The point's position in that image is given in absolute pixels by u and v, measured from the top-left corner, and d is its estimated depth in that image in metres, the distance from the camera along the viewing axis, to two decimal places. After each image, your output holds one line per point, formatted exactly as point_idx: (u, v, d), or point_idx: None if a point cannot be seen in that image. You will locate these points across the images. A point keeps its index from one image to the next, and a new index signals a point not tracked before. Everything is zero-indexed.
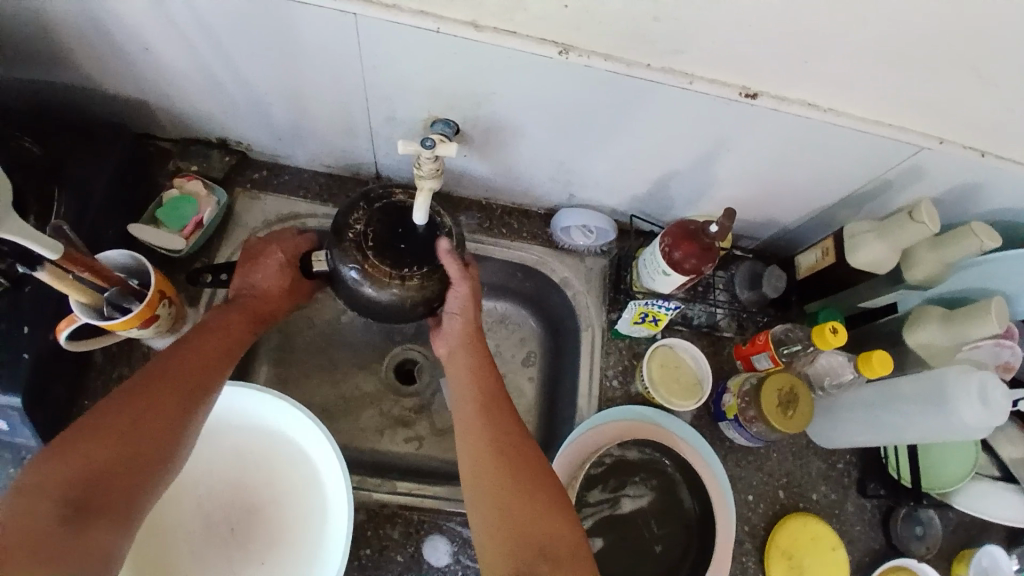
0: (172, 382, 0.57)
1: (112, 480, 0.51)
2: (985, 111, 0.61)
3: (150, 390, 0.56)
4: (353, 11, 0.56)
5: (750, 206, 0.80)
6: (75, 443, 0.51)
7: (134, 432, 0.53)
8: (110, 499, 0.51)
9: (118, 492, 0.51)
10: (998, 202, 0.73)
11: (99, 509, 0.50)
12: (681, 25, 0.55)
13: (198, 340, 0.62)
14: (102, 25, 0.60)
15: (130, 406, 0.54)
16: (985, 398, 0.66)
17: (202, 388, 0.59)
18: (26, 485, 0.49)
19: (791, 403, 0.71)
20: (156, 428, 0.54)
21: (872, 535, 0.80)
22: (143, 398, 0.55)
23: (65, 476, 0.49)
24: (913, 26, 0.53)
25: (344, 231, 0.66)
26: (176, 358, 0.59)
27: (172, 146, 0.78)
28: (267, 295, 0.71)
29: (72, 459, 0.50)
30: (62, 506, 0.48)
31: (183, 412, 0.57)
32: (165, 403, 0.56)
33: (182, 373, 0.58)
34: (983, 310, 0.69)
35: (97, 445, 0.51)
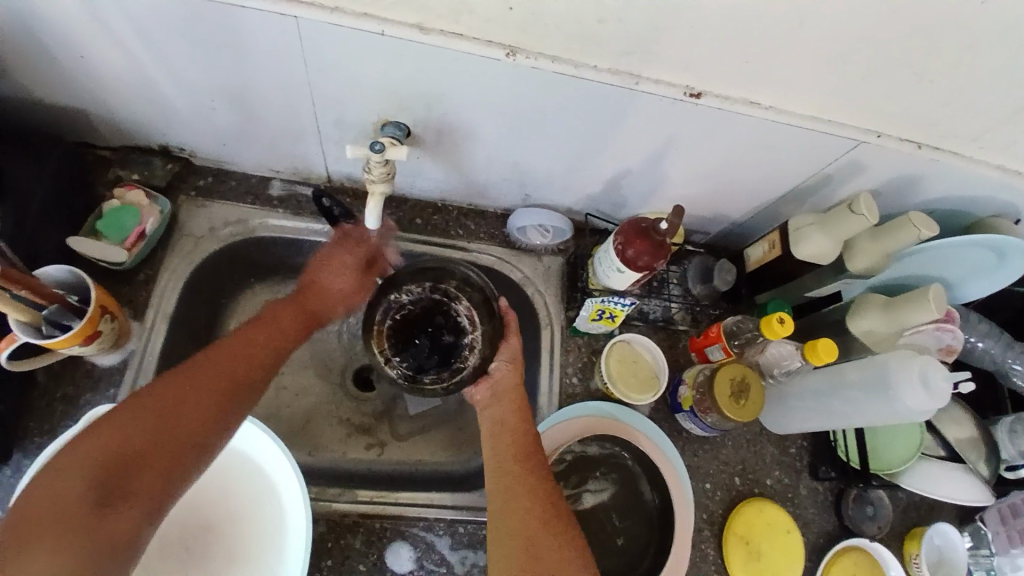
0: (221, 371, 0.60)
1: (147, 462, 0.54)
2: (916, 105, 0.63)
3: (194, 378, 0.58)
4: (294, 14, 0.55)
5: (700, 201, 0.82)
6: (114, 424, 0.54)
7: (174, 418, 0.56)
8: (139, 484, 0.53)
9: (153, 475, 0.54)
10: (933, 191, 0.76)
11: (131, 490, 0.53)
12: (625, 26, 0.56)
13: (250, 330, 0.64)
14: (30, 30, 0.58)
15: (174, 394, 0.57)
16: (927, 384, 0.69)
17: (248, 380, 0.61)
18: (65, 458, 0.52)
19: (742, 392, 0.73)
20: (197, 416, 0.57)
21: (825, 517, 0.83)
22: (187, 386, 0.58)
23: (101, 455, 0.53)
24: (845, 25, 0.54)
25: (393, 289, 0.67)
26: (228, 347, 0.62)
27: (111, 154, 0.76)
28: (326, 293, 0.70)
29: (110, 439, 0.53)
30: (95, 484, 0.52)
31: (225, 402, 0.59)
32: (208, 392, 0.58)
33: (226, 370, 0.60)
34: (922, 297, 0.72)
35: (136, 427, 0.54)
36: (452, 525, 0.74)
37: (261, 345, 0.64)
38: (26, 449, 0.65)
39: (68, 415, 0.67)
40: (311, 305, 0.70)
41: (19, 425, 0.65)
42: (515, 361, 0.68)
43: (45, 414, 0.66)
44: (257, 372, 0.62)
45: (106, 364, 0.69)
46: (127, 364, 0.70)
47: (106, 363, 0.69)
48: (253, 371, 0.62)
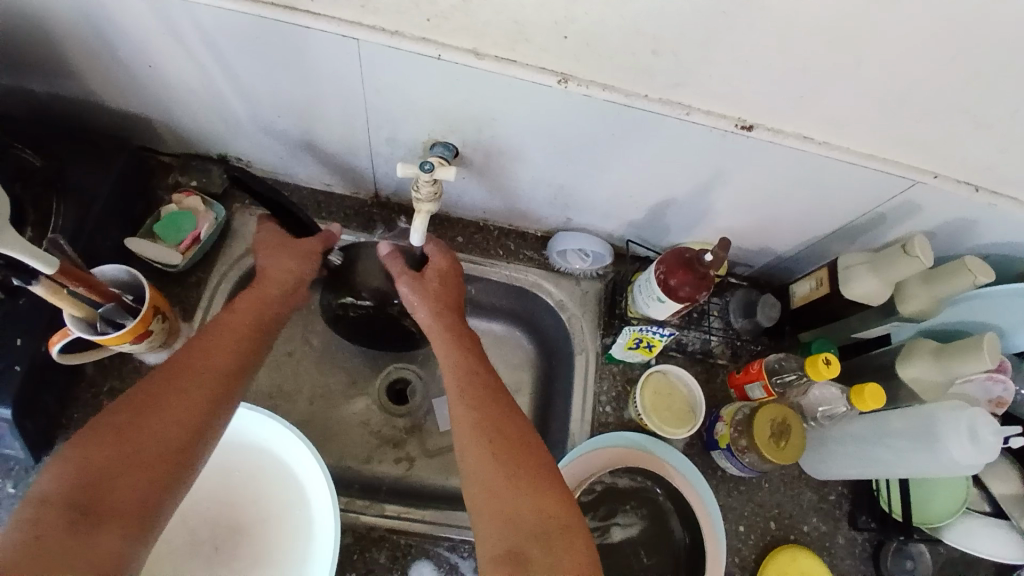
0: (188, 383, 0.57)
1: (120, 480, 0.51)
2: (979, 149, 0.61)
3: (158, 392, 0.56)
4: (356, 37, 0.56)
5: (746, 234, 0.81)
6: (81, 451, 0.52)
7: (142, 434, 0.54)
8: (115, 502, 0.50)
9: (131, 493, 0.51)
10: (993, 237, 0.73)
11: (109, 510, 0.50)
12: (680, 58, 0.56)
13: (210, 335, 0.62)
14: (108, 41, 0.61)
15: (137, 410, 0.55)
16: (976, 436, 0.66)
17: (219, 385, 0.59)
18: (36, 494, 0.49)
19: (782, 433, 0.70)
20: (168, 428, 0.55)
21: (863, 570, 0.79)
22: (152, 401, 0.55)
23: (70, 482, 0.50)
24: (908, 64, 0.53)
25: (341, 306, 0.79)
26: (187, 356, 0.59)
27: (172, 160, 0.79)
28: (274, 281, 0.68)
29: (78, 466, 0.51)
30: (68, 509, 0.49)
31: (195, 411, 0.56)
32: (175, 403, 0.56)
33: (190, 378, 0.58)
34: (976, 346, 0.69)
35: (105, 449, 0.52)
36: (475, 547, 0.74)
37: (222, 349, 0.61)
38: (70, 440, 0.67)
39: None
40: (258, 291, 0.67)
41: (64, 415, 0.68)
42: (434, 300, 0.71)
43: (90, 406, 0.69)
44: (228, 377, 0.60)
45: (151, 363, 0.71)
46: None
47: (152, 361, 0.71)
48: (221, 374, 0.59)
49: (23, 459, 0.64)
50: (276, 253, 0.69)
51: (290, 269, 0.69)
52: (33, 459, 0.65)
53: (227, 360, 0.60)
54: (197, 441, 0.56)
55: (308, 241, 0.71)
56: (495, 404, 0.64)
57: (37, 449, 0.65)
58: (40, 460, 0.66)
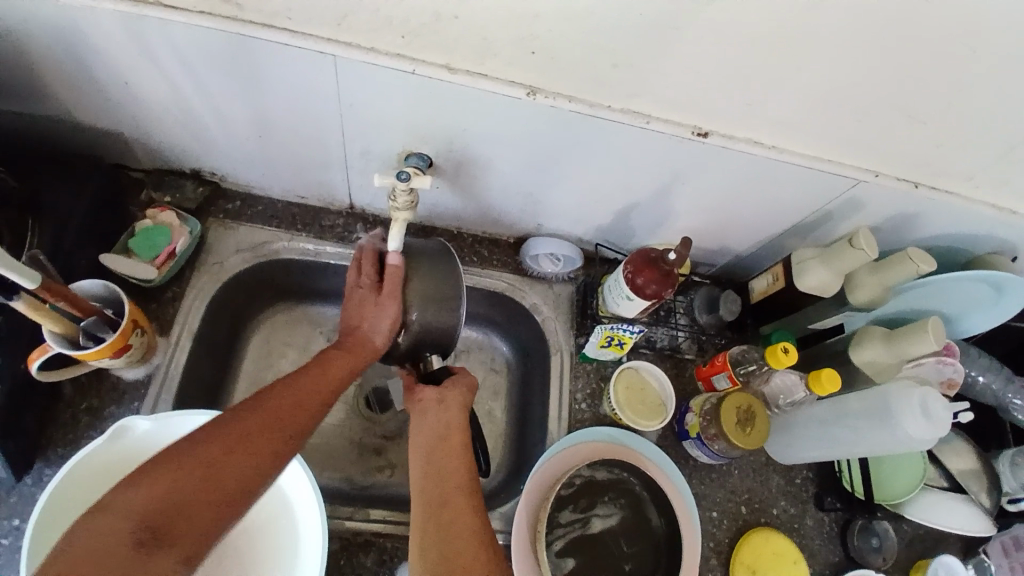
0: (271, 426, 0.58)
1: (192, 510, 0.51)
2: (913, 147, 0.67)
3: (246, 430, 0.57)
4: (332, 53, 0.59)
5: (707, 234, 0.85)
6: (163, 470, 0.52)
7: (220, 468, 0.53)
8: (181, 531, 0.50)
9: (196, 525, 0.51)
10: (930, 229, 0.79)
11: (173, 538, 0.50)
12: (638, 71, 0.60)
13: (292, 383, 0.63)
14: (85, 61, 0.62)
15: (230, 445, 0.55)
16: (927, 413, 0.71)
17: (295, 434, 0.59)
18: (114, 503, 0.49)
19: (748, 420, 0.75)
20: (243, 471, 0.55)
21: (831, 548, 0.84)
22: (244, 436, 0.56)
23: (150, 501, 0.50)
24: (844, 72, 0.58)
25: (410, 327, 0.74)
26: (276, 400, 0.60)
27: (145, 177, 0.80)
28: (359, 335, 0.68)
29: (160, 484, 0.51)
30: (141, 529, 0.48)
31: (276, 457, 0.57)
32: (257, 446, 0.56)
33: (275, 421, 0.59)
34: (921, 328, 0.74)
35: (187, 476, 0.52)
36: None
37: (307, 400, 0.62)
38: (50, 459, 0.67)
39: (92, 427, 0.69)
40: (352, 349, 0.67)
41: (44, 434, 0.67)
42: (462, 407, 0.68)
43: (71, 424, 0.68)
44: (301, 427, 0.60)
45: (129, 378, 0.71)
46: (151, 379, 0.72)
47: (131, 376, 0.71)
48: (302, 429, 0.60)
49: (3, 479, 0.64)
50: (365, 294, 0.69)
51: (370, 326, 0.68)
52: (13, 480, 0.64)
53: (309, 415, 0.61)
54: (267, 484, 0.56)
55: (390, 284, 0.67)
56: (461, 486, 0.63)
57: (18, 470, 0.64)
58: (20, 481, 0.65)
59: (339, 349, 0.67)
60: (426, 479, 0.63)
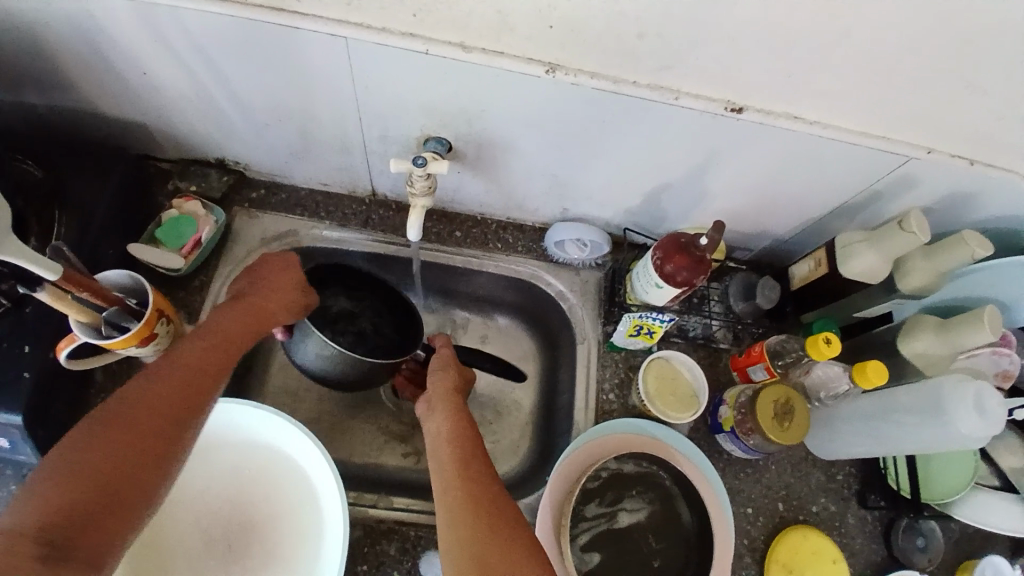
0: (161, 412, 0.53)
1: (93, 507, 0.47)
2: (975, 118, 0.61)
3: (134, 412, 0.52)
4: (343, 35, 0.57)
5: (742, 217, 0.81)
6: (55, 474, 0.47)
7: (117, 458, 0.50)
8: (90, 530, 0.47)
9: (103, 519, 0.47)
10: (992, 209, 0.73)
11: (82, 540, 0.46)
12: (665, 42, 0.56)
13: (183, 352, 0.58)
14: (104, 52, 0.62)
15: (119, 432, 0.51)
16: (982, 409, 0.66)
17: (190, 414, 0.55)
18: (6, 522, 0.45)
19: (787, 414, 0.71)
20: (143, 450, 0.51)
21: (875, 549, 0.79)
22: (133, 421, 0.52)
23: (44, 509, 0.46)
24: (894, 39, 0.53)
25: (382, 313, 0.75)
26: (165, 372, 0.56)
27: (171, 166, 0.80)
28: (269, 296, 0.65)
29: (52, 491, 0.47)
30: (36, 545, 0.44)
31: (174, 431, 0.53)
32: (150, 425, 0.52)
33: (167, 395, 0.54)
34: (976, 318, 0.68)
35: (79, 475, 0.48)
36: None
37: (198, 375, 0.57)
38: None
39: None
40: (247, 309, 0.64)
41: (79, 419, 0.69)
42: (448, 367, 0.70)
43: None
44: (196, 398, 0.56)
45: None
46: None
47: None
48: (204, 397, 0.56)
49: (40, 464, 0.66)
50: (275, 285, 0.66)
51: (284, 298, 0.66)
52: None
53: (199, 382, 0.56)
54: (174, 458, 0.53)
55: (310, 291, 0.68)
56: (483, 482, 0.58)
57: None
58: None
59: (234, 314, 0.63)
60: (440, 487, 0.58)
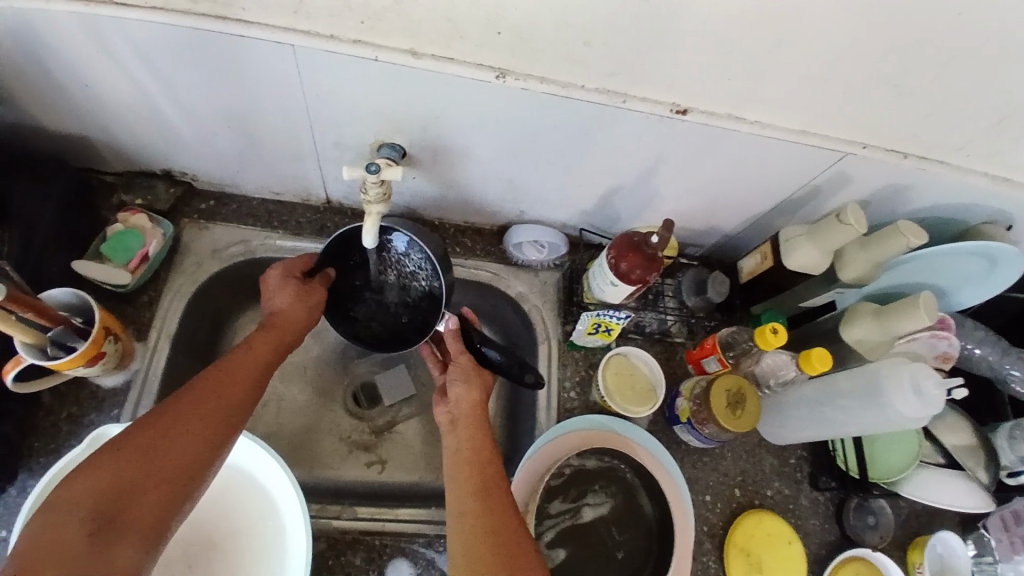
0: (209, 403, 0.56)
1: (139, 495, 0.50)
2: (902, 116, 0.65)
3: (181, 409, 0.55)
4: (291, 43, 0.57)
5: (693, 215, 0.84)
6: (107, 457, 0.51)
7: (165, 450, 0.52)
8: (134, 514, 0.50)
9: (147, 506, 0.50)
10: (921, 201, 0.77)
11: (125, 524, 0.49)
12: (612, 49, 0.58)
13: (230, 360, 0.61)
14: (39, 62, 0.60)
15: (167, 427, 0.53)
16: (919, 390, 0.69)
17: (235, 406, 0.58)
18: (62, 497, 0.49)
19: (738, 403, 0.73)
20: (186, 448, 0.53)
21: (827, 527, 0.83)
22: (182, 416, 0.54)
23: (94, 488, 0.49)
24: (826, 43, 0.56)
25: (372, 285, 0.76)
26: (215, 375, 0.58)
27: (115, 179, 0.78)
28: (285, 321, 0.67)
29: (104, 473, 0.50)
30: (90, 518, 0.48)
31: (217, 430, 0.55)
32: (197, 423, 0.55)
33: (211, 398, 0.57)
34: (913, 304, 0.72)
35: (128, 462, 0.51)
36: None
37: (239, 380, 0.59)
38: (31, 469, 0.66)
39: (73, 436, 0.68)
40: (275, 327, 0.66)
41: (25, 444, 0.66)
42: (473, 380, 0.67)
43: (51, 434, 0.67)
44: (241, 403, 0.58)
45: (109, 385, 0.70)
46: (131, 384, 0.71)
47: (110, 384, 0.70)
48: (244, 404, 0.58)
49: None
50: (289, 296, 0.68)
51: (302, 318, 0.68)
52: None
53: (242, 387, 0.59)
54: (215, 456, 0.55)
55: (317, 290, 0.70)
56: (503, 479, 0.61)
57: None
58: (3, 493, 0.64)
59: (268, 330, 0.65)
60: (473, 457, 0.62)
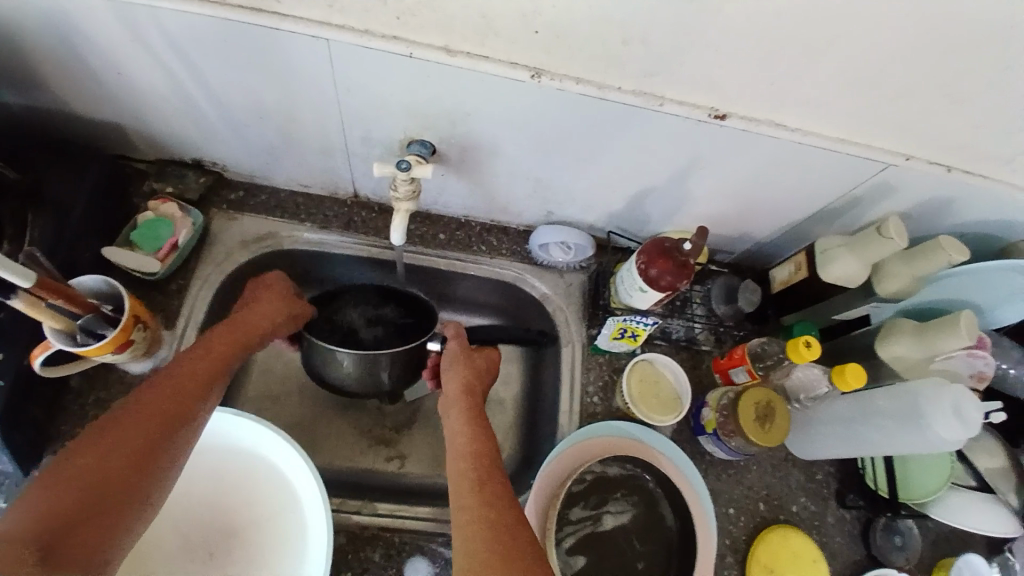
0: (143, 419, 0.55)
1: (88, 512, 0.49)
2: (953, 127, 0.62)
3: (133, 423, 0.55)
4: (325, 37, 0.56)
5: (725, 221, 0.82)
6: (54, 481, 0.50)
7: (114, 466, 0.52)
8: (83, 535, 0.48)
9: (97, 525, 0.49)
10: (967, 216, 0.74)
11: (77, 544, 0.47)
12: (650, 50, 0.56)
13: (179, 368, 0.61)
14: (76, 50, 0.60)
15: (118, 442, 0.53)
16: (959, 412, 0.67)
17: (185, 413, 0.58)
18: (4, 527, 0.46)
19: (767, 416, 0.71)
20: (135, 460, 0.53)
21: (853, 547, 0.81)
22: (133, 430, 0.54)
23: (41, 514, 0.47)
24: (875, 50, 0.54)
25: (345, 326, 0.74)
26: (162, 387, 0.58)
27: (148, 167, 0.78)
28: (255, 321, 0.69)
29: (49, 497, 0.48)
30: (38, 541, 0.46)
31: (167, 438, 0.55)
32: (146, 435, 0.54)
33: (161, 407, 0.57)
34: (954, 323, 0.70)
35: (76, 482, 0.50)
36: None
37: (188, 385, 0.59)
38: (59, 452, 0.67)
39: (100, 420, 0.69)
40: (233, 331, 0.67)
41: (54, 427, 0.67)
42: (464, 361, 0.73)
43: (79, 418, 0.68)
44: (191, 410, 0.58)
45: (136, 371, 0.71)
46: None
47: (138, 370, 0.71)
48: (194, 410, 0.58)
49: (13, 475, 0.64)
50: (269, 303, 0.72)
51: (272, 318, 0.70)
52: (21, 473, 0.64)
53: (190, 395, 0.59)
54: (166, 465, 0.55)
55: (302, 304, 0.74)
56: (493, 485, 0.59)
57: (27, 464, 0.64)
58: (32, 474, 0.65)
59: (222, 336, 0.66)
60: (462, 480, 0.60)
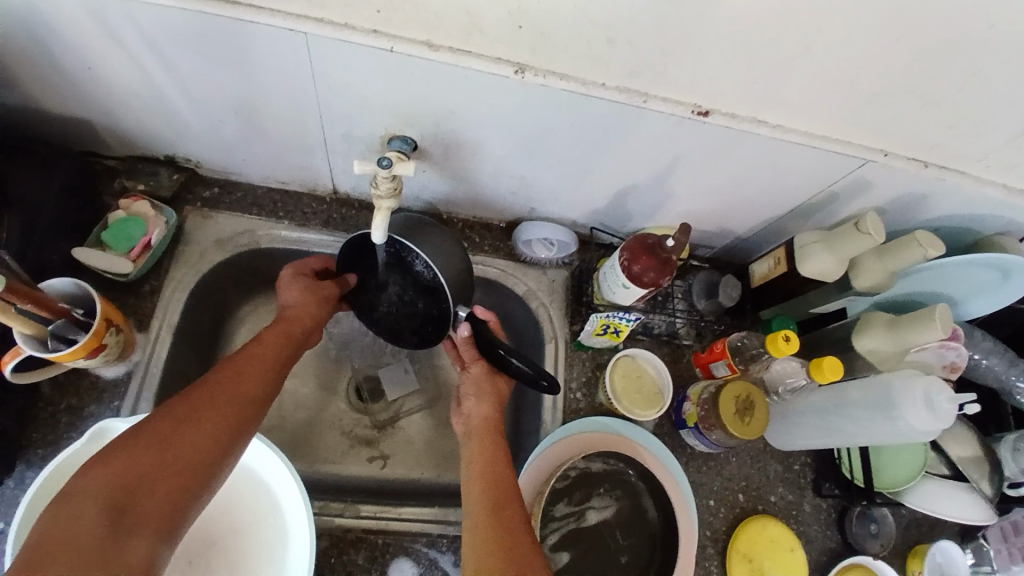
0: (218, 402, 0.55)
1: (155, 486, 0.49)
2: (928, 125, 0.63)
3: (201, 403, 0.54)
4: (304, 31, 0.55)
5: (706, 217, 0.82)
6: (123, 449, 0.49)
7: (182, 444, 0.51)
8: (148, 507, 0.48)
9: (161, 499, 0.49)
10: (939, 211, 0.76)
11: (142, 516, 0.47)
12: (635, 48, 0.56)
13: (242, 358, 0.60)
14: (41, 43, 0.58)
15: (186, 420, 0.52)
16: (931, 403, 0.69)
17: (250, 401, 0.57)
18: (75, 488, 0.46)
19: (747, 409, 0.72)
20: (203, 441, 0.52)
21: (829, 535, 0.83)
22: (199, 412, 0.53)
23: (111, 480, 0.47)
24: (857, 51, 0.55)
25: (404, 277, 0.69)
26: (229, 373, 0.58)
27: (118, 164, 0.76)
28: (295, 316, 0.67)
29: (119, 465, 0.48)
30: (105, 510, 0.46)
31: (231, 423, 0.55)
32: (213, 418, 0.54)
33: (228, 393, 0.56)
34: (928, 315, 0.71)
35: (146, 453, 0.49)
36: (454, 541, 0.74)
37: (251, 374, 0.58)
38: (29, 460, 0.64)
39: (72, 427, 0.66)
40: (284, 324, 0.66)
41: (23, 435, 0.65)
42: (489, 395, 0.71)
43: (48, 425, 0.66)
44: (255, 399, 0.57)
45: (109, 376, 0.69)
46: (131, 376, 0.69)
47: (110, 375, 0.69)
48: (256, 400, 0.58)
49: None
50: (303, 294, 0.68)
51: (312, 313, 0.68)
52: None
53: (254, 385, 0.58)
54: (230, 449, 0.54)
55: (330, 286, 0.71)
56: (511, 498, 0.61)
57: None
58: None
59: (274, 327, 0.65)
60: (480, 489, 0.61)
